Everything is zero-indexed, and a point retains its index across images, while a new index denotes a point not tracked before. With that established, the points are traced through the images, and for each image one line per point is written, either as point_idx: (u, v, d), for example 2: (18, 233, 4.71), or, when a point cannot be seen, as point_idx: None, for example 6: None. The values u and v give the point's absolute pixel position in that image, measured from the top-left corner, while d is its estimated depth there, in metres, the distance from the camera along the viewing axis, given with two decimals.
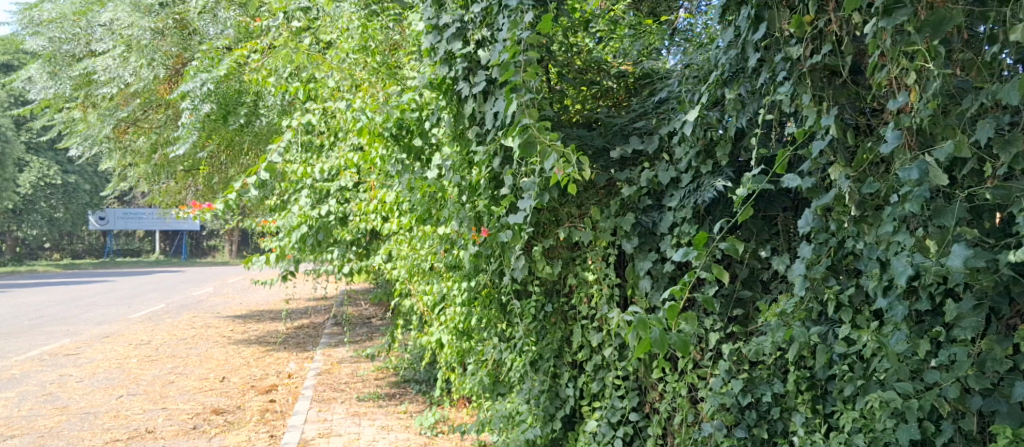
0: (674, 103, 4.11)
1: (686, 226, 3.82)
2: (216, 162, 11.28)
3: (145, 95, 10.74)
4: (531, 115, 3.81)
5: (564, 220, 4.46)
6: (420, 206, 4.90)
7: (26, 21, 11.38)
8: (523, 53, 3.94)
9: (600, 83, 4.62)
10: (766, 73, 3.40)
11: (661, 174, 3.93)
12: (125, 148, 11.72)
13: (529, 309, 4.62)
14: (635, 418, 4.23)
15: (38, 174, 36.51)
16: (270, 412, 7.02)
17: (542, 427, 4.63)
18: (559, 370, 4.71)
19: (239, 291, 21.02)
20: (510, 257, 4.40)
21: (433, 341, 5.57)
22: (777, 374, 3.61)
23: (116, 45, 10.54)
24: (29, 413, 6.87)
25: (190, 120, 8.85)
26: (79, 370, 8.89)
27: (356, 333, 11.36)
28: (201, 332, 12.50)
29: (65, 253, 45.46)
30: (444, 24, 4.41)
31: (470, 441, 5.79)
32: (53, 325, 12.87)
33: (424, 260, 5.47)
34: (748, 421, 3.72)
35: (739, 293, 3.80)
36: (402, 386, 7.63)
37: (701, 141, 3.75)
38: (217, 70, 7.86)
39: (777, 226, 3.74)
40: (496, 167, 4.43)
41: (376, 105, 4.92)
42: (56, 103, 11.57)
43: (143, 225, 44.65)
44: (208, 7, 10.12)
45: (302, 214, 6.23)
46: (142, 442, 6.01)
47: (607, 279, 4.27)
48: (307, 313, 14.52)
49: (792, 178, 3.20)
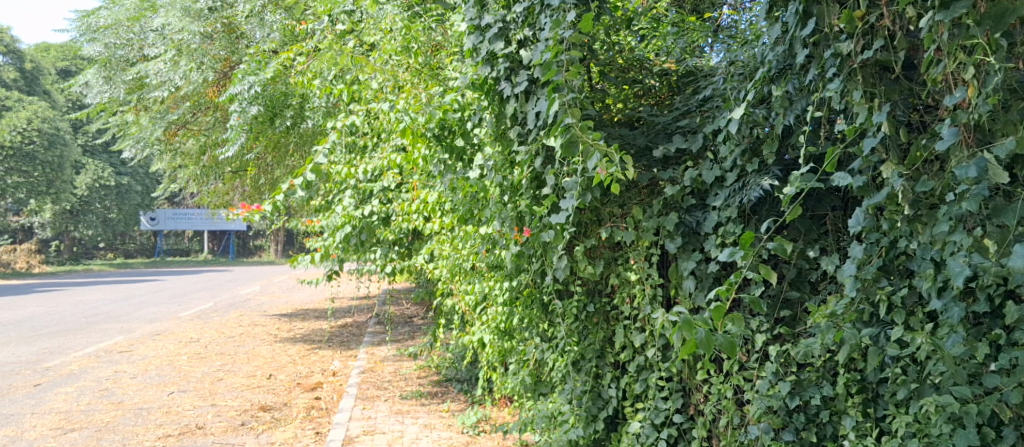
0: (719, 101, 4.04)
1: (731, 226, 3.76)
2: (262, 163, 11.44)
3: (194, 98, 10.92)
4: (573, 115, 3.81)
5: (606, 220, 4.42)
6: (462, 205, 4.95)
7: (83, 27, 11.61)
8: (565, 53, 3.93)
9: (643, 82, 4.58)
10: (815, 70, 3.34)
11: (706, 174, 3.89)
12: (175, 150, 11.91)
13: (572, 309, 4.60)
14: (679, 420, 4.19)
15: (93, 176, 37.33)
16: (316, 409, 7.09)
17: (584, 428, 4.59)
18: (602, 371, 4.66)
19: (285, 290, 21.26)
20: (553, 258, 4.36)
21: (475, 340, 5.60)
22: (826, 376, 3.54)
23: (167, 49, 10.74)
24: (87, 407, 7.04)
25: (238, 122, 8.99)
26: (132, 366, 9.08)
27: (399, 332, 11.45)
28: (248, 329, 12.69)
29: (118, 253, 46.58)
30: (486, 24, 4.43)
31: (511, 441, 5.79)
32: (109, 323, 13.16)
33: (465, 260, 5.48)
34: (796, 424, 3.66)
35: (786, 293, 3.72)
36: (444, 385, 7.65)
37: (747, 139, 3.72)
38: (264, 72, 7.96)
39: (826, 226, 3.67)
40: (538, 167, 4.40)
41: (419, 106, 4.98)
42: (111, 106, 11.78)
43: (193, 225, 45.59)
44: (255, 11, 10.19)
45: (346, 214, 6.26)
46: (192, 438, 6.10)
47: (650, 279, 4.22)
48: (350, 312, 14.67)
49: (841, 176, 3.14)
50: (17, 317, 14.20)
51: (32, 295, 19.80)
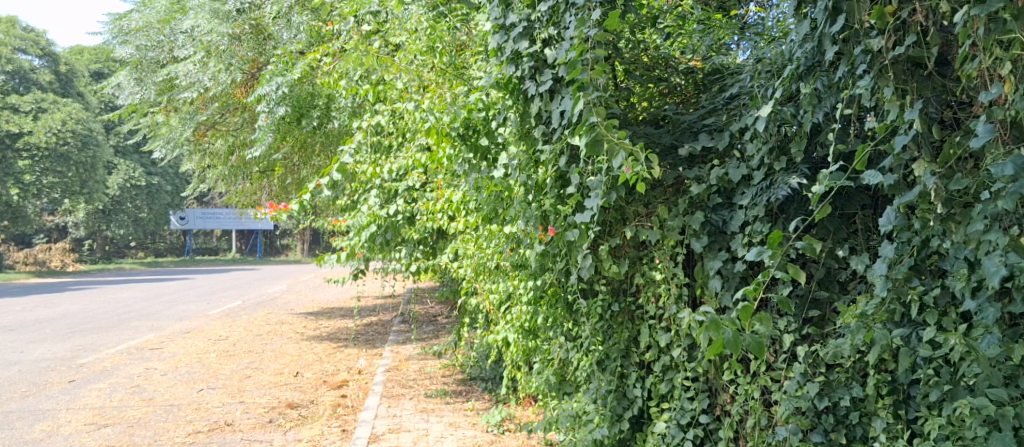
0: (746, 99, 4.00)
1: (758, 224, 3.72)
2: (289, 163, 11.52)
3: (223, 99, 11.01)
4: (598, 113, 3.80)
5: (630, 219, 4.39)
6: (486, 205, 4.94)
7: (116, 31, 11.92)
8: (590, 51, 3.92)
9: (668, 80, 4.55)
10: (845, 67, 3.29)
11: (733, 172, 3.85)
12: (204, 151, 12.00)
13: (596, 309, 4.56)
14: (705, 421, 4.15)
15: (124, 176, 37.81)
16: (342, 407, 7.12)
17: (609, 428, 4.56)
18: (626, 371, 4.62)
19: (311, 289, 21.41)
20: (577, 257, 4.34)
21: (499, 339, 5.60)
22: (856, 377, 3.50)
23: (196, 51, 10.84)
24: (119, 404, 7.12)
25: (266, 123, 9.05)
26: (163, 363, 9.18)
27: (423, 330, 11.48)
28: (275, 327, 12.79)
29: (149, 251, 47.21)
30: (511, 23, 4.42)
31: (536, 440, 5.78)
32: (140, 320, 13.33)
33: (489, 259, 5.48)
34: (825, 425, 3.62)
35: (815, 293, 3.68)
36: (468, 383, 7.66)
37: (774, 137, 3.69)
38: (291, 73, 8.02)
39: (855, 225, 3.62)
40: (562, 166, 4.37)
41: (443, 105, 5.01)
42: (142, 108, 11.91)
43: (222, 224, 46.08)
44: (282, 13, 10.22)
45: (371, 213, 6.28)
46: (221, 434, 6.15)
47: (675, 279, 4.19)
48: (376, 310, 14.74)
49: (872, 175, 3.10)
50: (50, 314, 14.42)
51: (64, 293, 20.07)
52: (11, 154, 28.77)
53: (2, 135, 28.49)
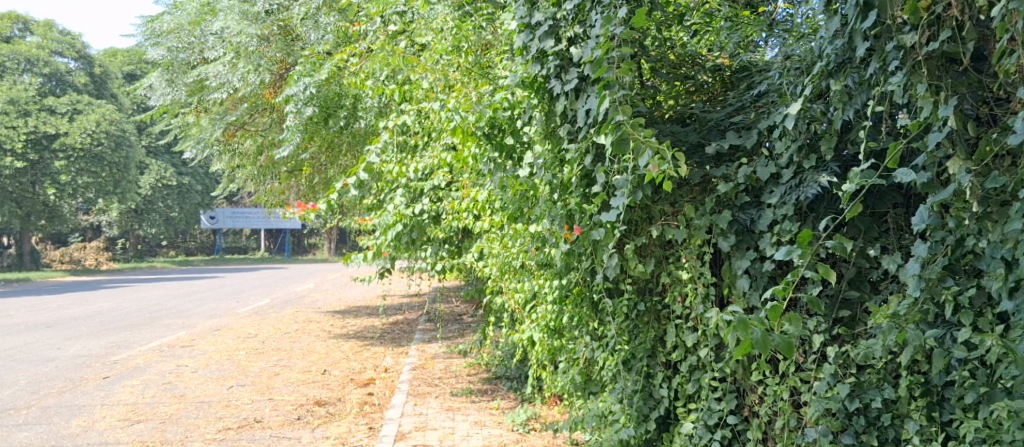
0: (774, 96, 3.96)
1: (787, 223, 3.68)
2: (316, 163, 11.58)
3: (252, 99, 11.10)
4: (624, 112, 3.78)
5: (656, 218, 4.35)
6: (511, 204, 4.92)
7: (149, 33, 12.05)
8: (616, 49, 3.90)
9: (696, 78, 4.46)
10: (876, 63, 3.25)
11: (761, 171, 3.81)
12: (234, 151, 12.10)
13: (622, 308, 4.52)
14: (733, 421, 4.11)
15: (156, 176, 38.31)
16: (369, 405, 7.15)
17: (635, 428, 4.53)
18: (653, 370, 4.58)
19: (338, 288, 21.55)
20: (603, 256, 4.31)
21: (524, 338, 5.59)
22: (888, 378, 3.45)
23: (226, 52, 10.94)
24: (151, 400, 7.19)
25: (294, 123, 9.10)
26: (193, 360, 9.28)
27: (449, 329, 11.50)
28: (303, 325, 12.88)
29: (180, 250, 47.79)
30: (536, 22, 4.40)
31: (561, 439, 5.76)
32: (171, 318, 13.48)
33: (515, 258, 5.47)
34: (856, 427, 3.56)
35: (845, 293, 3.62)
36: (493, 382, 7.66)
37: (803, 135, 3.65)
38: (319, 74, 8.07)
39: (886, 224, 3.56)
40: (587, 164, 4.35)
41: (469, 105, 5.03)
42: (173, 109, 12.04)
43: (251, 224, 46.52)
44: (310, 14, 10.25)
45: (397, 213, 6.29)
46: (251, 431, 6.19)
47: (702, 278, 4.15)
48: (401, 309, 14.79)
49: (905, 173, 3.06)
50: (85, 312, 14.63)
51: (97, 291, 20.36)
52: (47, 155, 29.23)
53: (39, 136, 28.96)
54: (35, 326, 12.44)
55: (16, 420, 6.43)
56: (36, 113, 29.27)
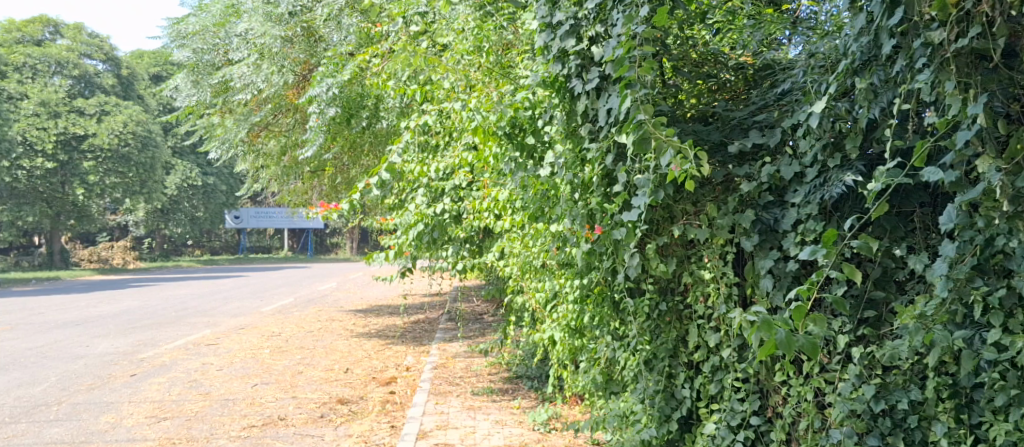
0: (798, 95, 3.92)
1: (811, 223, 3.65)
2: (339, 163, 11.63)
3: (275, 100, 11.17)
4: (645, 111, 3.76)
5: (678, 217, 4.32)
6: (533, 203, 4.91)
7: (175, 35, 12.17)
8: (638, 48, 3.88)
9: (718, 77, 4.46)
10: (903, 60, 3.21)
11: (785, 170, 3.78)
12: (258, 151, 12.19)
13: (643, 308, 4.50)
14: (757, 422, 4.08)
15: (182, 176, 38.73)
16: (391, 403, 7.17)
17: (657, 428, 4.52)
18: (675, 371, 4.55)
19: (360, 287, 21.64)
20: (624, 256, 4.28)
21: (545, 338, 5.57)
22: (914, 379, 3.41)
23: (251, 53, 11.03)
24: (177, 397, 7.26)
25: (317, 124, 9.15)
26: (219, 358, 9.36)
27: (470, 329, 11.52)
28: (326, 324, 12.94)
29: (205, 249, 48.25)
30: (558, 21, 4.39)
31: (582, 439, 5.74)
32: (196, 317, 13.60)
33: (536, 258, 5.46)
34: (881, 429, 3.53)
35: (870, 293, 3.58)
36: (514, 382, 7.66)
37: (828, 134, 3.61)
38: (342, 75, 8.11)
39: (913, 223, 3.52)
40: (609, 164, 4.33)
41: (490, 104, 5.04)
42: (198, 110, 12.14)
43: (274, 223, 46.85)
44: (333, 15, 10.29)
45: (419, 212, 6.30)
46: (275, 428, 6.23)
47: (725, 278, 4.12)
48: (423, 308, 14.83)
49: (932, 171, 3.02)
50: (114, 310, 14.81)
51: (124, 290, 20.61)
52: (76, 156, 29.75)
53: (68, 137, 29.47)
54: (65, 323, 12.60)
55: (47, 416, 6.52)
56: (65, 115, 29.71)
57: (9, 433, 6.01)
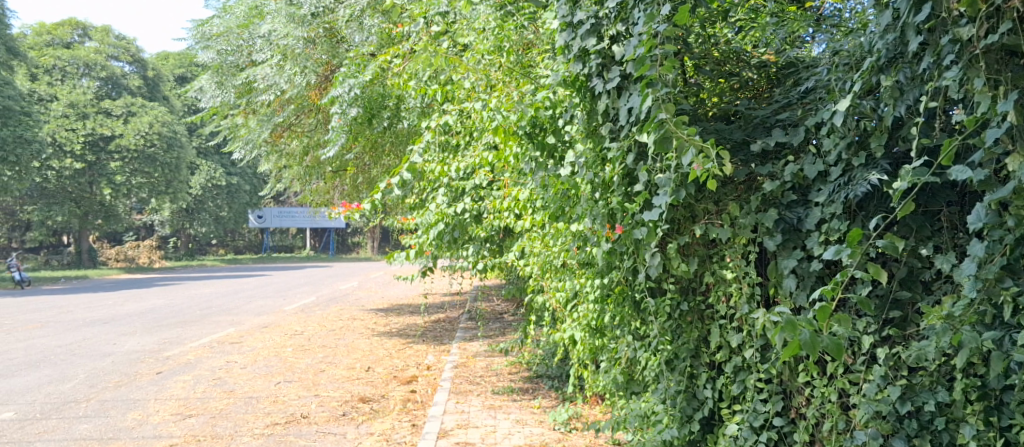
0: (822, 93, 3.89)
1: (835, 222, 3.61)
2: (360, 163, 11.68)
3: (298, 101, 11.23)
4: (666, 110, 3.74)
5: (700, 217, 4.29)
6: (553, 203, 4.89)
7: (199, 36, 12.27)
8: (659, 47, 3.86)
9: (740, 75, 4.43)
10: (930, 57, 3.17)
11: (808, 168, 3.75)
12: (280, 151, 12.26)
13: (665, 308, 4.47)
14: (780, 424, 4.04)
15: (206, 177, 39.09)
16: (412, 402, 7.18)
17: (678, 428, 4.49)
18: (696, 371, 4.51)
19: (381, 286, 21.72)
20: (645, 256, 4.26)
21: (565, 338, 5.55)
22: (942, 381, 3.37)
23: (274, 54, 11.09)
24: (202, 395, 7.32)
25: (339, 124, 9.19)
26: (242, 356, 9.42)
27: (490, 328, 11.54)
28: (348, 323, 13.00)
29: (229, 248, 48.68)
30: (579, 20, 4.38)
31: (603, 439, 5.72)
32: (220, 315, 13.71)
33: (556, 257, 5.44)
34: (907, 431, 3.49)
35: (896, 293, 3.54)
36: (534, 381, 7.65)
37: (853, 132, 3.57)
38: (364, 76, 8.15)
39: (940, 222, 3.47)
40: (630, 163, 4.31)
41: (511, 104, 5.04)
42: (222, 110, 12.22)
43: (296, 223, 47.17)
44: (355, 16, 10.34)
45: (439, 211, 6.31)
46: (297, 426, 6.26)
47: (747, 278, 4.09)
48: (443, 307, 14.86)
49: (960, 170, 2.97)
50: (140, 308, 14.96)
51: (149, 289, 20.83)
52: (104, 157, 30.18)
53: (96, 138, 29.89)
54: (92, 321, 12.75)
55: (76, 413, 6.60)
56: (93, 116, 30.11)
57: (39, 429, 6.09)
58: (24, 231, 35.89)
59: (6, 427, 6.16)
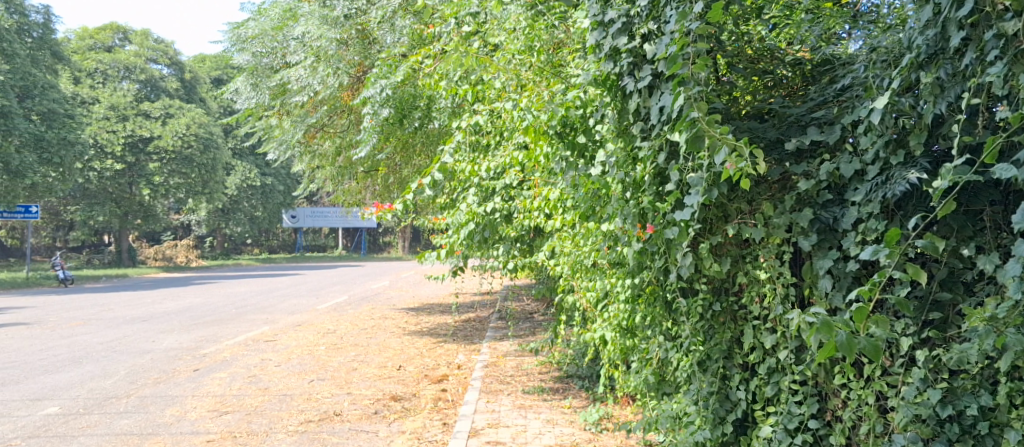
0: (858, 90, 3.82)
1: (872, 222, 3.55)
2: (392, 163, 11.73)
3: (331, 101, 11.29)
4: (698, 108, 3.70)
5: (733, 217, 4.23)
6: (583, 202, 4.86)
7: (234, 39, 12.40)
8: (691, 45, 3.82)
9: (774, 73, 4.38)
10: (973, 53, 3.12)
11: (844, 167, 3.68)
12: (314, 152, 12.33)
13: (697, 308, 4.41)
14: (815, 426, 3.98)
15: (241, 177, 39.54)
16: (443, 401, 7.19)
17: (711, 430, 4.44)
18: (729, 372, 4.45)
19: (412, 285, 21.78)
20: (677, 256, 4.21)
21: (596, 337, 5.52)
22: (984, 384, 3.30)
23: (308, 56, 11.15)
24: (238, 392, 7.39)
25: (371, 125, 9.25)
26: (277, 354, 9.51)
27: (521, 327, 11.53)
28: (379, 322, 13.07)
29: (263, 247, 49.24)
30: (610, 19, 4.34)
31: (634, 440, 5.67)
32: (255, 314, 13.85)
33: (587, 257, 5.41)
34: (948, 435, 3.41)
35: (936, 295, 3.46)
36: (565, 381, 7.62)
37: (891, 130, 3.51)
38: (396, 76, 8.18)
39: (983, 221, 3.39)
40: (660, 163, 4.27)
41: (541, 104, 5.02)
42: (257, 111, 12.34)
43: (330, 223, 47.56)
44: (386, 17, 10.37)
45: (470, 211, 6.30)
46: (331, 424, 6.29)
47: (781, 278, 4.03)
48: (474, 307, 14.88)
49: (1004, 169, 2.91)
50: (177, 306, 15.15)
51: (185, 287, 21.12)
52: (143, 158, 30.70)
53: (136, 140, 30.41)
54: (131, 319, 12.94)
55: (117, 408, 6.69)
56: (133, 118, 30.59)
57: (82, 424, 6.18)
58: (66, 230, 36.57)
59: (50, 421, 6.27)
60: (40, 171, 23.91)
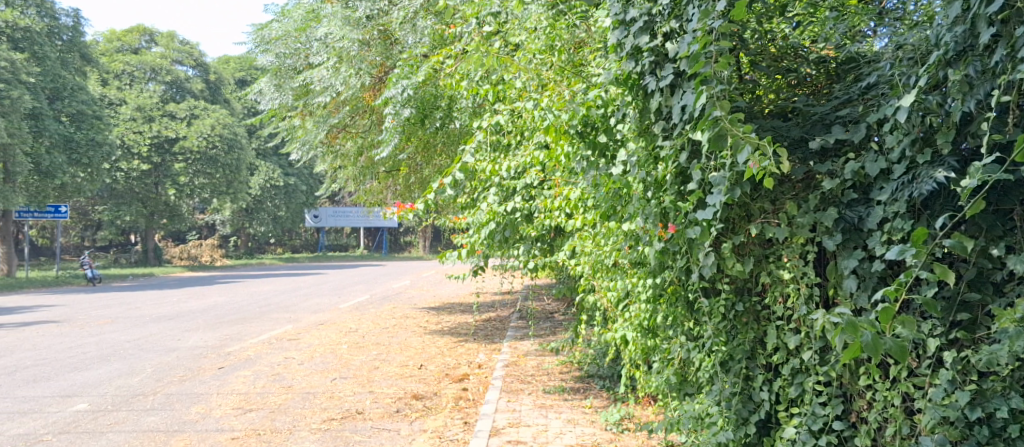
0: (884, 88, 3.77)
1: (898, 221, 3.51)
2: (413, 163, 11.76)
3: (353, 101, 11.34)
4: (721, 107, 3.67)
5: (756, 216, 4.19)
6: (604, 202, 4.84)
7: (258, 40, 12.49)
8: (714, 44, 3.79)
9: (798, 71, 4.36)
10: (1003, 50, 3.09)
11: (870, 166, 3.64)
12: (336, 152, 12.39)
13: (719, 308, 4.38)
14: (840, 427, 3.94)
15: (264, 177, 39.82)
16: (464, 400, 7.20)
17: (734, 431, 4.41)
18: (752, 373, 4.40)
19: (432, 285, 21.81)
20: (699, 255, 4.18)
21: (617, 337, 5.51)
22: (1015, 386, 3.25)
23: (331, 57, 11.19)
24: (262, 390, 7.44)
25: (393, 125, 9.35)
26: (299, 353, 9.56)
27: (541, 327, 11.52)
28: (400, 321, 13.12)
29: (286, 247, 49.57)
30: (632, 18, 4.33)
31: (656, 441, 5.64)
32: (278, 313, 13.94)
33: (607, 256, 5.39)
34: (977, 438, 3.37)
35: (964, 295, 3.41)
36: (585, 380, 7.61)
37: (917, 128, 3.46)
38: (418, 76, 8.21)
39: (1013, 221, 3.35)
40: (682, 162, 4.24)
41: (562, 103, 5.02)
42: (281, 112, 12.42)
43: (352, 223, 47.78)
44: (408, 18, 10.41)
45: (490, 210, 6.31)
46: (353, 422, 6.32)
47: (805, 278, 4.00)
48: (495, 307, 14.88)
49: None
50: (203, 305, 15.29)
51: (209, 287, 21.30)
52: (169, 158, 31.02)
53: (161, 140, 30.73)
54: (156, 318, 13.06)
55: (143, 405, 6.76)
56: (158, 119, 30.92)
57: (111, 420, 6.25)
58: (94, 229, 37.01)
59: (80, 417, 6.35)
60: (69, 171, 24.22)
